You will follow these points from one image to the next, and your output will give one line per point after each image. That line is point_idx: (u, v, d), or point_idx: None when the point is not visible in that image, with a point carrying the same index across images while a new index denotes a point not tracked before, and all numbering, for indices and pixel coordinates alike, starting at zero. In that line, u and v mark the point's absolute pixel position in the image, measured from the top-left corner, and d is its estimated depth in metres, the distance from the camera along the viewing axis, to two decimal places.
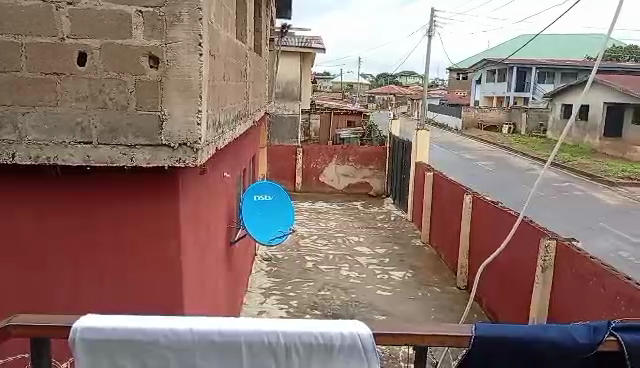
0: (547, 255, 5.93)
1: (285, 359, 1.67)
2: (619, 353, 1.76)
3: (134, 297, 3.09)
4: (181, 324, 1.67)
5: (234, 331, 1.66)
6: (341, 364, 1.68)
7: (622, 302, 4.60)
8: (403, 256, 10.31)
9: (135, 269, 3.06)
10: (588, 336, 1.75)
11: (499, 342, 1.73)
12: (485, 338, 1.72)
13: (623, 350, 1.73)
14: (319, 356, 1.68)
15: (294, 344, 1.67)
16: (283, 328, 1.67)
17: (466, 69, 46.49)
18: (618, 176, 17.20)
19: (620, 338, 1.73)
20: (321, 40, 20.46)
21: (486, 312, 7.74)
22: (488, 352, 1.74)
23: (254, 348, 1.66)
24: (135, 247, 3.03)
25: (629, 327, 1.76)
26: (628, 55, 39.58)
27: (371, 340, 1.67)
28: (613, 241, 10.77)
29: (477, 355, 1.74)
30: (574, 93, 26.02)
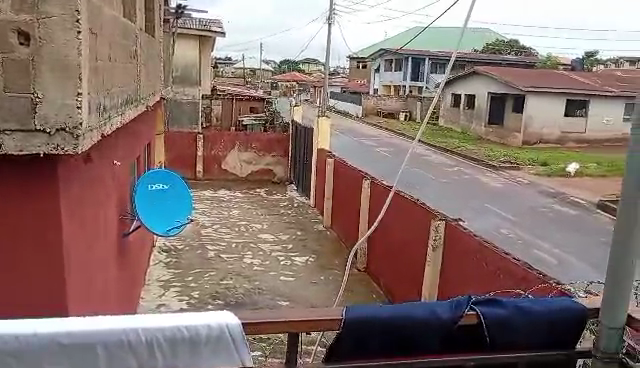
0: (437, 234, 6.31)
1: (146, 354, 1.71)
2: (479, 327, 2.01)
3: (30, 300, 2.85)
4: (29, 327, 1.64)
5: (88, 332, 1.66)
6: (208, 354, 1.75)
7: (501, 274, 5.02)
8: (306, 242, 10.46)
9: (43, 270, 2.84)
10: (450, 311, 1.99)
11: (370, 322, 1.90)
12: (358, 319, 1.89)
13: (481, 322, 1.98)
14: (184, 347, 1.74)
15: (156, 339, 1.71)
16: (144, 325, 1.71)
17: (365, 59, 47.80)
18: (500, 160, 18.74)
19: (478, 312, 1.99)
20: (220, 24, 19.86)
21: (383, 292, 8.12)
22: (361, 332, 1.91)
23: (111, 348, 1.68)
24: (18, 243, 2.77)
25: (485, 301, 2.03)
26: (510, 49, 42.93)
27: (235, 329, 1.77)
28: (495, 220, 11.77)
29: (352, 337, 1.90)
30: (463, 83, 27.82)
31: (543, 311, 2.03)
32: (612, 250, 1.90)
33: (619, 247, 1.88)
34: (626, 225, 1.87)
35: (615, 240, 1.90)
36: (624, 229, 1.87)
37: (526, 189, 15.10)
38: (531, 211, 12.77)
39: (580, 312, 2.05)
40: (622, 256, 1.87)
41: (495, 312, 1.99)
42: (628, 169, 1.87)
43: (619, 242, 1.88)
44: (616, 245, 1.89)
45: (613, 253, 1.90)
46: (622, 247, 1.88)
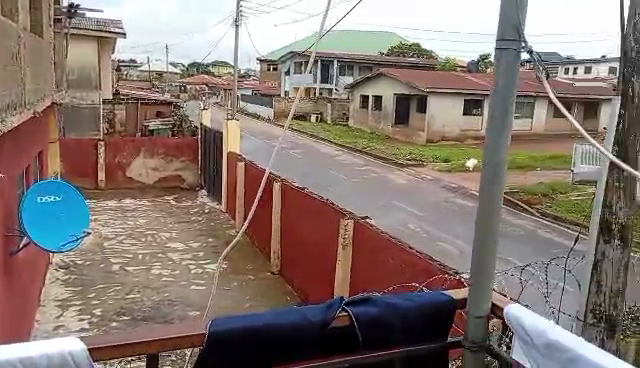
0: (346, 232, 6.45)
1: None
2: (353, 328, 1.98)
3: None
4: None
5: None
6: None
7: (405, 267, 5.21)
8: (218, 248, 10.22)
9: None
10: (322, 314, 1.94)
11: (236, 333, 1.82)
12: (222, 331, 1.81)
13: (353, 323, 1.96)
14: None
15: None
16: None
17: (275, 61, 47.82)
18: (407, 158, 19.56)
19: (350, 312, 1.96)
20: (120, 25, 18.90)
21: (297, 294, 8.13)
22: (228, 344, 1.82)
23: None
24: None
25: (357, 302, 2.01)
26: (412, 52, 44.93)
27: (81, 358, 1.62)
28: (403, 216, 12.25)
29: (218, 350, 1.82)
30: (370, 85, 28.69)
31: (413, 306, 2.05)
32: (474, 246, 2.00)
33: (480, 243, 1.98)
34: (486, 222, 1.97)
35: (477, 236, 2.00)
36: (485, 225, 1.98)
37: (430, 185, 15.87)
38: (436, 206, 13.43)
39: (450, 303, 2.12)
40: (484, 251, 1.99)
41: (367, 311, 1.98)
42: (485, 169, 1.96)
43: (481, 239, 1.99)
44: (477, 241, 1.99)
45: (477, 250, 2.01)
46: (483, 242, 1.98)
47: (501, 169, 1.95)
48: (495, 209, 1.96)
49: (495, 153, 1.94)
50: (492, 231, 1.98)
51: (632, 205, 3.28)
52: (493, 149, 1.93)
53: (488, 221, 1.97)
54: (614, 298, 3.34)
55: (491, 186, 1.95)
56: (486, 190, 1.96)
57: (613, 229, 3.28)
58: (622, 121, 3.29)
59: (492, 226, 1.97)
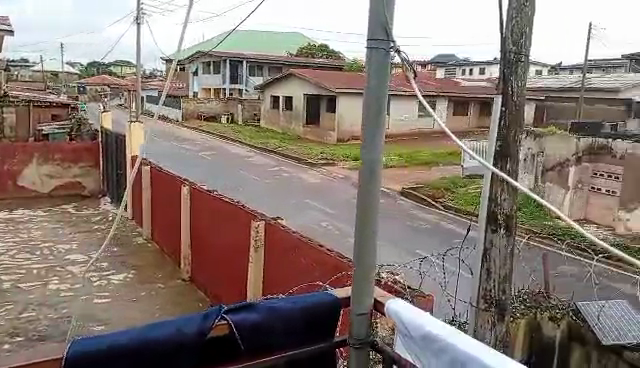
0: (258, 234, 6.37)
1: None
2: (233, 337, 1.90)
3: None
4: None
5: None
6: None
7: (316, 266, 5.24)
8: (124, 257, 9.70)
9: None
10: (199, 325, 1.84)
11: (101, 352, 1.68)
12: (85, 351, 1.66)
13: (232, 332, 1.88)
14: None
15: None
16: None
17: (182, 61, 46.34)
18: (318, 158, 19.80)
19: (228, 320, 1.88)
20: (6, 21, 17.33)
21: (209, 300, 7.90)
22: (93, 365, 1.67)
23: None
24: None
25: (237, 309, 1.93)
26: (321, 53, 45.56)
27: None
28: (316, 215, 12.39)
29: None
30: (280, 85, 28.71)
31: (296, 309, 2.01)
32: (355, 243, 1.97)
33: (361, 238, 1.96)
34: (366, 219, 1.95)
35: (357, 231, 1.97)
36: (365, 222, 1.95)
37: (342, 183, 16.17)
38: (347, 203, 13.71)
39: (334, 303, 2.09)
40: (365, 248, 1.96)
41: (246, 317, 1.91)
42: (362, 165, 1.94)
43: (362, 235, 1.96)
44: (357, 237, 1.96)
45: (357, 246, 1.97)
46: (364, 236, 1.96)
47: (378, 163, 1.94)
48: (373, 203, 1.94)
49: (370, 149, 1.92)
50: (372, 226, 1.96)
51: (514, 196, 3.57)
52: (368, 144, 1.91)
53: (367, 216, 1.95)
54: (502, 282, 3.60)
55: (369, 181, 1.93)
56: (365, 187, 1.94)
57: (498, 218, 3.56)
58: (504, 116, 3.55)
59: (371, 221, 1.95)
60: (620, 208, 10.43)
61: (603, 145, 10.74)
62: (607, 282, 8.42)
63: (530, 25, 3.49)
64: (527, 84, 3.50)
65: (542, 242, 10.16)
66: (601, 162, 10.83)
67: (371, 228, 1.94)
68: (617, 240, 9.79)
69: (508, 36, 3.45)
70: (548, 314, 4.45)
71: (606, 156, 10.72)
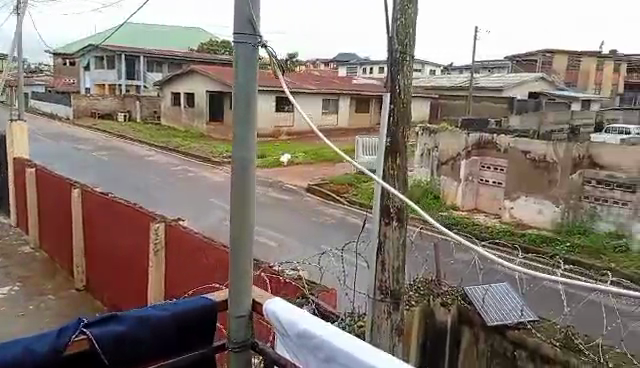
0: (157, 237, 6.09)
1: None
2: (95, 352, 1.80)
3: None
4: None
5: None
6: None
7: (219, 266, 5.12)
8: (8, 269, 8.87)
9: None
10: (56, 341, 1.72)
11: None
12: None
13: (93, 346, 1.78)
14: None
15: None
16: None
17: (71, 55, 43.11)
18: (223, 156, 19.42)
19: (89, 334, 1.78)
20: None
21: (107, 308, 7.44)
22: None
23: None
24: None
25: (100, 321, 1.84)
26: (224, 49, 44.62)
27: None
28: (221, 214, 12.16)
29: None
30: (180, 82, 27.74)
31: (168, 317, 1.95)
32: (229, 233, 1.91)
33: (235, 231, 1.90)
34: (241, 210, 1.89)
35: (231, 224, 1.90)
36: (240, 213, 1.89)
37: None
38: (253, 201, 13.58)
39: (210, 306, 2.05)
40: (241, 240, 1.91)
41: (109, 330, 1.82)
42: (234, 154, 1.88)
43: (237, 227, 1.90)
44: (232, 228, 1.90)
45: (233, 238, 1.91)
46: (238, 229, 1.90)
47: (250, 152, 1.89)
48: (246, 194, 1.88)
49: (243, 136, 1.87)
50: (249, 218, 1.91)
51: (404, 189, 3.73)
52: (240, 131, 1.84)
53: (241, 208, 1.89)
54: (397, 273, 3.74)
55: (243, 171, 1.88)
56: (238, 177, 1.89)
57: (391, 212, 3.69)
58: (394, 113, 3.68)
59: (246, 213, 1.89)
60: (505, 197, 11.31)
61: (488, 140, 11.45)
62: (493, 265, 9.07)
63: (414, 25, 3.65)
64: (413, 83, 3.68)
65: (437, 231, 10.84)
66: (487, 156, 11.56)
67: (245, 220, 1.88)
68: (502, 227, 10.76)
69: (394, 35, 3.58)
70: (441, 300, 4.76)
71: (492, 149, 11.44)
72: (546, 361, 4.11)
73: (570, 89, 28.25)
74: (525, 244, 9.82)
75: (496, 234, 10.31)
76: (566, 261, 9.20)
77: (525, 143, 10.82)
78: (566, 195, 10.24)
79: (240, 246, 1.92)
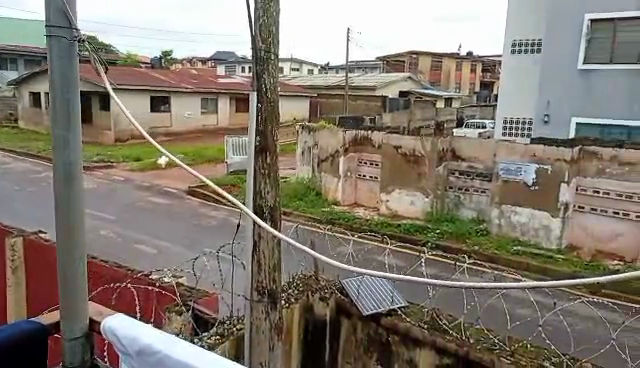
0: (15, 254, 5.46)
1: None
2: None
3: None
4: None
5: None
6: None
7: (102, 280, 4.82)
8: None
9: None
10: None
11: None
12: None
13: None
14: None
15: None
16: None
17: None
18: (93, 160, 18.03)
19: None
20: None
21: None
22: None
23: None
24: None
25: None
26: None
27: None
28: (93, 223, 11.33)
29: None
30: (40, 81, 25.22)
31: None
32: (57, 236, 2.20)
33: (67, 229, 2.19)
34: (67, 213, 2.18)
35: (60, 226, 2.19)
36: (68, 216, 2.19)
37: (121, 187, 14.98)
38: (128, 207, 12.77)
39: (37, 329, 2.25)
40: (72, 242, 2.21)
41: None
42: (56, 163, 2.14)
43: (66, 228, 2.19)
44: (59, 230, 2.19)
45: (61, 240, 2.21)
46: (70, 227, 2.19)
47: (74, 153, 2.17)
48: (71, 195, 2.17)
49: (65, 139, 2.13)
50: (75, 218, 2.20)
51: (277, 189, 3.80)
52: (60, 136, 2.10)
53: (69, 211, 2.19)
54: (273, 272, 3.76)
55: (66, 171, 2.14)
56: (62, 182, 2.16)
57: (264, 211, 3.77)
58: (262, 112, 3.70)
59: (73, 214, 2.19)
60: (381, 191, 11.79)
61: (364, 137, 11.91)
62: (371, 257, 9.56)
63: (276, 25, 3.66)
64: (278, 81, 3.73)
65: (314, 226, 11.22)
66: (364, 152, 12.03)
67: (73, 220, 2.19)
68: (380, 218, 11.37)
69: (258, 34, 3.59)
70: (319, 295, 4.95)
71: (367, 146, 11.91)
72: (417, 344, 4.48)
73: (434, 88, 30.56)
74: (400, 233, 10.56)
75: (374, 226, 10.91)
76: (435, 247, 10.05)
77: (397, 138, 11.30)
78: (433, 187, 10.96)
79: (70, 246, 2.21)
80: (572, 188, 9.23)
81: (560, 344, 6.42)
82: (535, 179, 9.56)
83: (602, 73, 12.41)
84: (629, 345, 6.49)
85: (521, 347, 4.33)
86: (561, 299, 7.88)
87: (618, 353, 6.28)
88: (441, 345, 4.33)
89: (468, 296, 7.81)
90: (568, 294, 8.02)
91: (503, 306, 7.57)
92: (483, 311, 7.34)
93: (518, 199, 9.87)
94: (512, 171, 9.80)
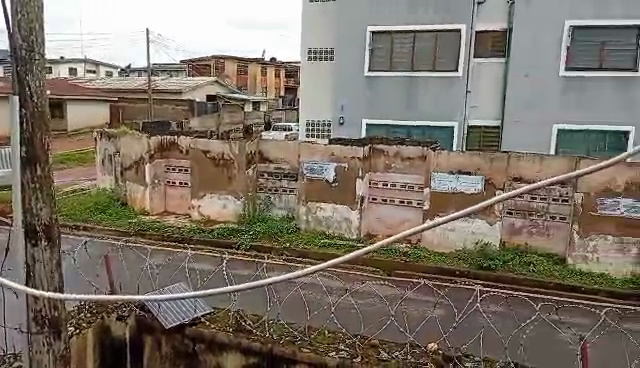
0: None
1: None
2: None
3: None
4: None
5: None
6: None
7: None
8: None
9: None
10: None
11: None
12: None
13: None
14: None
15: None
16: None
17: None
18: None
19: None
20: None
21: None
22: None
23: None
24: None
25: None
26: None
27: None
28: None
29: None
30: None
31: None
32: None
33: None
34: None
35: None
36: None
37: None
38: None
39: None
40: None
41: None
42: None
43: None
44: None
45: None
46: None
47: None
48: None
49: None
50: None
51: (51, 202, 3.82)
52: None
53: None
54: (55, 300, 3.83)
55: None
56: None
57: (38, 230, 3.79)
58: (29, 118, 3.63)
59: None
60: (192, 197, 11.52)
61: (170, 142, 11.53)
62: (177, 264, 9.46)
63: (40, 22, 3.52)
64: (46, 84, 3.66)
65: (109, 238, 10.68)
66: (172, 157, 11.63)
67: None
68: (193, 225, 11.09)
69: (19, 33, 3.45)
70: (118, 315, 5.72)
71: (175, 152, 11.58)
72: (224, 349, 5.51)
73: (240, 92, 31.03)
74: (215, 239, 10.49)
75: (189, 233, 10.67)
76: (249, 249, 10.21)
77: (205, 142, 11.22)
78: (244, 189, 11.05)
79: None
80: (366, 182, 10.21)
81: (351, 326, 7.11)
82: (335, 176, 10.32)
83: (385, 80, 14.04)
84: (408, 316, 7.51)
85: (319, 336, 5.71)
86: (353, 282, 8.78)
87: (399, 325, 7.20)
88: (247, 345, 5.41)
89: (271, 293, 8.17)
90: (363, 279, 8.94)
91: (304, 296, 8.11)
92: (286, 305, 7.76)
93: (321, 196, 10.50)
94: (315, 169, 10.45)
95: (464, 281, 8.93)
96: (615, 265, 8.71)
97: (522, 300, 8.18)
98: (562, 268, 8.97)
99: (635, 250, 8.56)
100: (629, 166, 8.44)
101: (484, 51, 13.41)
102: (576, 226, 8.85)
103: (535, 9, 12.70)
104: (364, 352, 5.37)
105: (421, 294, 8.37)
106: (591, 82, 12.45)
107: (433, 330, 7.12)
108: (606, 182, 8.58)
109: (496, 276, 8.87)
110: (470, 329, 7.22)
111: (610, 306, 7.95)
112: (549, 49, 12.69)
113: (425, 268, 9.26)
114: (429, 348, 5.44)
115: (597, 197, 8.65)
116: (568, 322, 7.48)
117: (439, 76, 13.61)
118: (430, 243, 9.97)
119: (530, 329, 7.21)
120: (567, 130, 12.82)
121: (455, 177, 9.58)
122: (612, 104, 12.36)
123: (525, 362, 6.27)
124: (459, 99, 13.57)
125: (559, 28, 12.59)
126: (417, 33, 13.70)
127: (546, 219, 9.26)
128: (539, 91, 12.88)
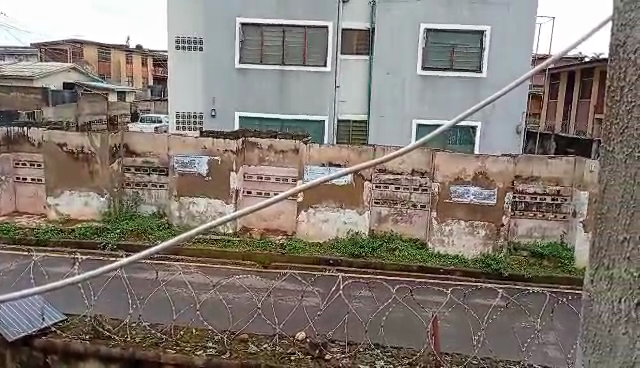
0: None
1: None
2: None
3: None
4: None
5: None
6: None
7: None
8: None
9: None
10: None
11: None
12: None
13: None
14: None
15: None
16: None
17: None
18: None
19: None
20: None
21: None
22: None
23: None
24: None
25: None
26: None
27: None
28: None
29: None
30: None
31: None
32: None
33: None
34: None
35: None
36: None
37: None
38: None
39: None
40: None
41: None
42: None
43: None
44: None
45: None
46: None
47: None
48: None
49: None
50: None
51: None
52: None
53: None
54: None
55: None
56: None
57: None
58: None
59: None
60: (47, 194, 10.47)
61: (19, 134, 10.49)
62: (24, 269, 8.61)
63: None
64: None
65: None
66: (22, 152, 10.58)
67: None
68: (50, 226, 10.10)
69: None
70: None
71: (25, 145, 10.53)
72: (80, 358, 5.74)
73: (103, 81, 28.99)
74: (75, 239, 9.65)
75: (44, 235, 9.70)
76: (116, 248, 9.56)
77: (60, 135, 10.26)
78: (108, 185, 10.33)
79: None
80: (241, 176, 10.12)
81: (219, 322, 7.01)
82: (208, 170, 10.08)
83: (256, 73, 14.00)
84: (276, 308, 7.61)
85: (187, 335, 6.26)
86: (221, 277, 8.68)
87: (266, 318, 7.22)
88: (106, 351, 5.71)
89: (131, 295, 7.77)
90: (234, 273, 8.89)
91: (168, 294, 7.87)
92: (148, 306, 7.44)
93: (193, 190, 10.19)
94: (187, 163, 10.11)
95: (335, 268, 9.32)
96: (467, 246, 9.63)
97: (382, 283, 8.76)
98: (423, 252, 9.73)
99: (483, 232, 9.57)
100: (476, 157, 9.38)
101: (350, 49, 14.04)
102: (434, 213, 9.65)
103: (394, 12, 13.59)
104: (233, 348, 6.05)
105: (291, 285, 8.55)
106: (443, 82, 13.63)
107: (300, 319, 7.30)
108: (458, 172, 9.48)
109: (365, 262, 9.36)
110: (335, 316, 7.51)
111: (459, 285, 8.85)
112: (407, 50, 13.63)
113: (299, 259, 9.43)
114: (297, 338, 6.37)
115: (451, 186, 9.52)
116: (421, 301, 8.16)
117: (309, 71, 13.91)
118: (304, 234, 10.18)
119: (390, 311, 7.72)
120: (423, 125, 13.89)
121: (326, 169, 9.87)
122: (461, 102, 13.65)
123: (385, 342, 6.69)
124: (328, 94, 14.00)
125: (416, 29, 13.56)
126: (287, 27, 13.89)
127: (409, 207, 9.99)
128: (399, 89, 13.78)
